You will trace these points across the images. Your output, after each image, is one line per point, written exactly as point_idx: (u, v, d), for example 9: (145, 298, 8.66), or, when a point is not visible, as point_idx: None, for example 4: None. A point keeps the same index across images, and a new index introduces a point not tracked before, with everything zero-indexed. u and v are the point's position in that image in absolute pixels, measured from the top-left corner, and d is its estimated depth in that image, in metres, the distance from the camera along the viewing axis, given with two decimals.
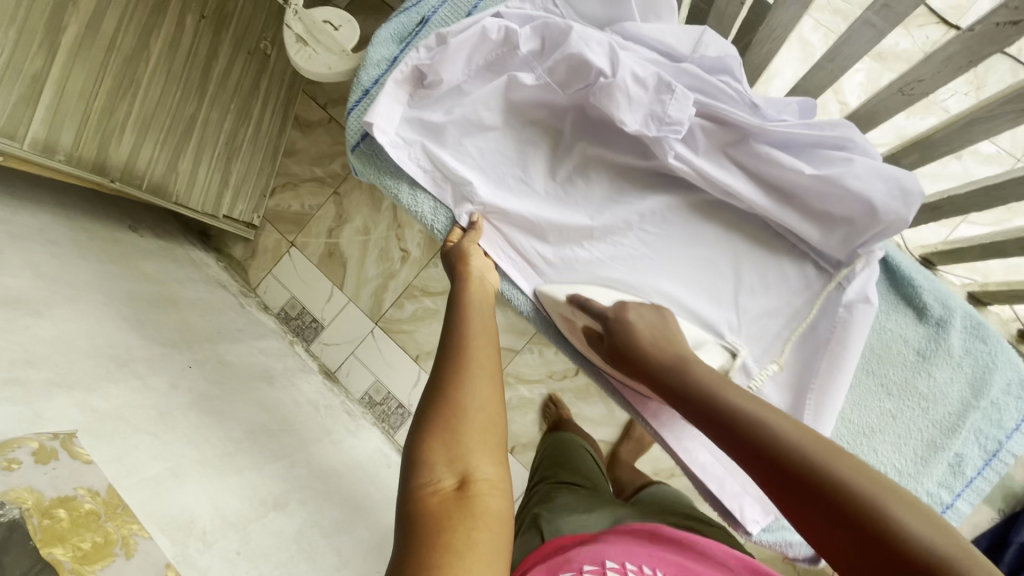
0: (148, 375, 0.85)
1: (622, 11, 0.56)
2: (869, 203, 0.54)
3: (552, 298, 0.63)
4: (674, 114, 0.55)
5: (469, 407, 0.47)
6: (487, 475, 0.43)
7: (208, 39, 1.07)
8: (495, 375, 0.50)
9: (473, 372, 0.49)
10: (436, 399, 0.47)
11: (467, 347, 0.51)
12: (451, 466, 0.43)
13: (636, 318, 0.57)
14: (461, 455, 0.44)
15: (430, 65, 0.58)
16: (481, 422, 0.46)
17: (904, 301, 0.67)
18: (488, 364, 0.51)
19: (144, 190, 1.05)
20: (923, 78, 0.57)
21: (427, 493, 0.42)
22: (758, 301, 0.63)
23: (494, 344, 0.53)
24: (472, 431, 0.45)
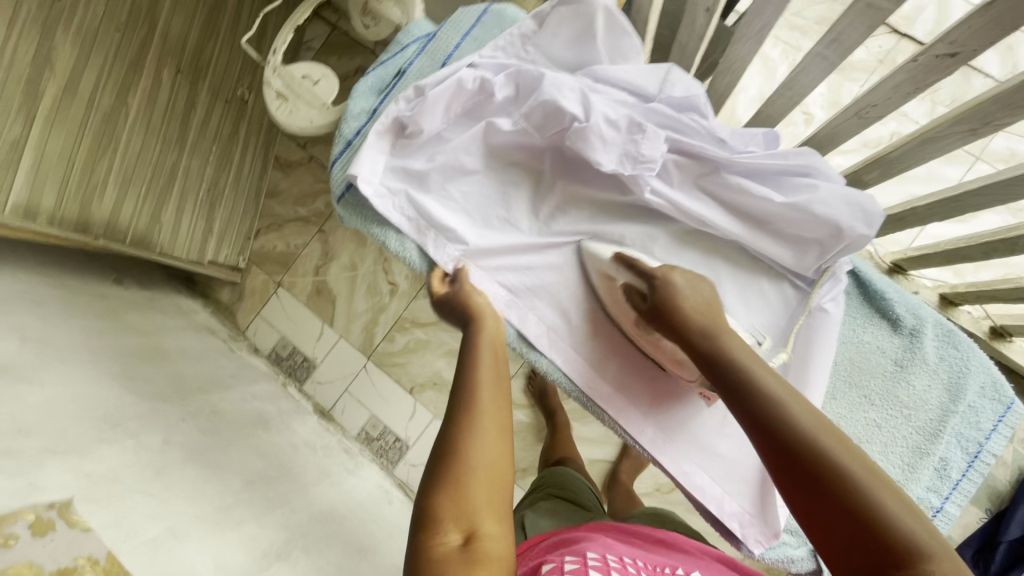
0: (141, 433, 0.84)
1: (591, 56, 0.59)
2: (835, 225, 0.58)
3: (595, 255, 0.64)
4: (648, 152, 0.58)
5: (478, 460, 0.47)
6: (493, 530, 0.44)
7: (186, 91, 1.09)
8: (502, 426, 0.51)
9: (483, 425, 0.49)
10: (445, 452, 0.48)
11: (480, 395, 0.52)
12: (459, 520, 0.44)
13: (680, 280, 0.57)
14: (473, 510, 0.44)
15: (410, 116, 0.59)
16: (490, 479, 0.47)
17: (879, 314, 0.70)
18: (498, 415, 0.51)
19: (129, 244, 1.06)
20: (876, 103, 0.60)
21: (435, 549, 0.42)
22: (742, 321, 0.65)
23: (503, 393, 0.53)
24: (480, 487, 0.46)
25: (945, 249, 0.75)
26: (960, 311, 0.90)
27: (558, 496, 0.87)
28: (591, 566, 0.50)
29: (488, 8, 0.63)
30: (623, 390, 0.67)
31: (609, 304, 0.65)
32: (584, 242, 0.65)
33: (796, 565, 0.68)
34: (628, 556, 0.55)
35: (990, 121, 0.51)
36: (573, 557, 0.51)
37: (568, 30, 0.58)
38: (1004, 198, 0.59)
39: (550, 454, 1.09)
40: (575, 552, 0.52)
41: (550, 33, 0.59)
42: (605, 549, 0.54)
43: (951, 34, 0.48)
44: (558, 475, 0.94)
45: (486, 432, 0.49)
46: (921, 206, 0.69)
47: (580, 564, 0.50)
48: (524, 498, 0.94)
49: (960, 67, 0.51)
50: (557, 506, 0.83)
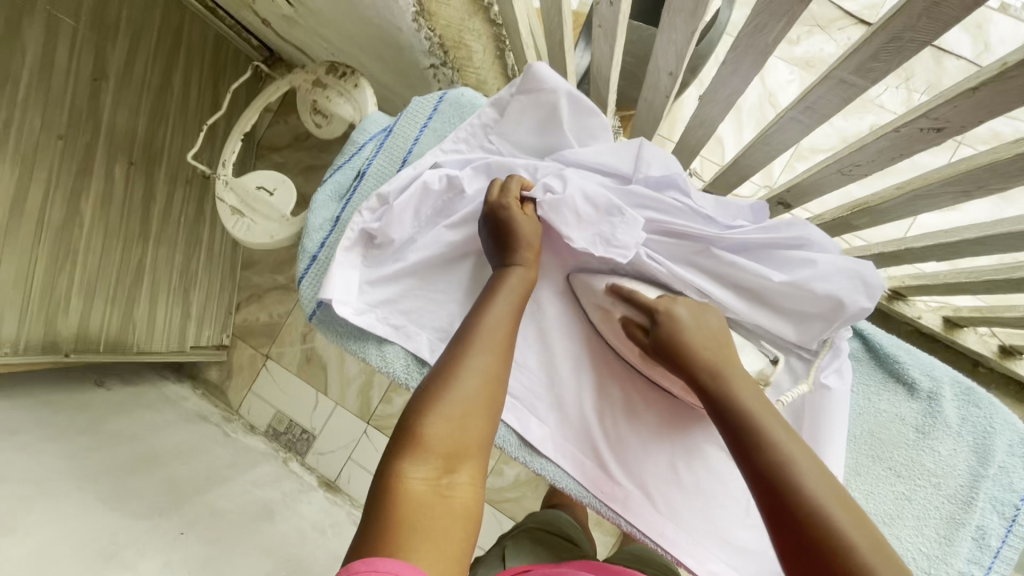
0: (138, 561, 0.80)
1: (557, 139, 0.56)
2: (837, 301, 0.54)
3: (587, 285, 0.57)
4: (623, 237, 0.52)
5: (468, 409, 0.45)
6: (466, 478, 0.42)
7: (143, 183, 1.05)
8: (503, 369, 0.48)
9: (481, 375, 0.46)
10: (436, 393, 0.45)
11: (487, 338, 0.48)
12: (436, 459, 0.42)
13: (685, 313, 0.52)
14: (456, 449, 0.43)
15: (377, 228, 0.56)
16: (479, 421, 0.45)
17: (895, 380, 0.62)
18: (496, 369, 0.48)
19: (103, 350, 1.01)
20: (860, 162, 0.56)
21: (409, 474, 0.41)
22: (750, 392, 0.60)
23: (507, 342, 0.49)
24: (468, 428, 0.44)
25: (945, 281, 0.73)
26: (967, 331, 0.89)
27: (541, 533, 0.78)
28: None
29: (444, 97, 0.60)
30: (637, 485, 0.58)
31: (613, 341, 0.58)
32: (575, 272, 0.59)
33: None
34: None
35: (983, 185, 0.48)
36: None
37: (530, 119, 0.55)
38: (1005, 248, 0.56)
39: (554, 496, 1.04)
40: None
41: (512, 122, 0.55)
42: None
43: (932, 112, 0.44)
44: (549, 515, 0.84)
45: (483, 376, 0.46)
46: (918, 247, 0.67)
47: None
48: (505, 532, 0.83)
49: (946, 139, 0.47)
50: (543, 549, 0.73)
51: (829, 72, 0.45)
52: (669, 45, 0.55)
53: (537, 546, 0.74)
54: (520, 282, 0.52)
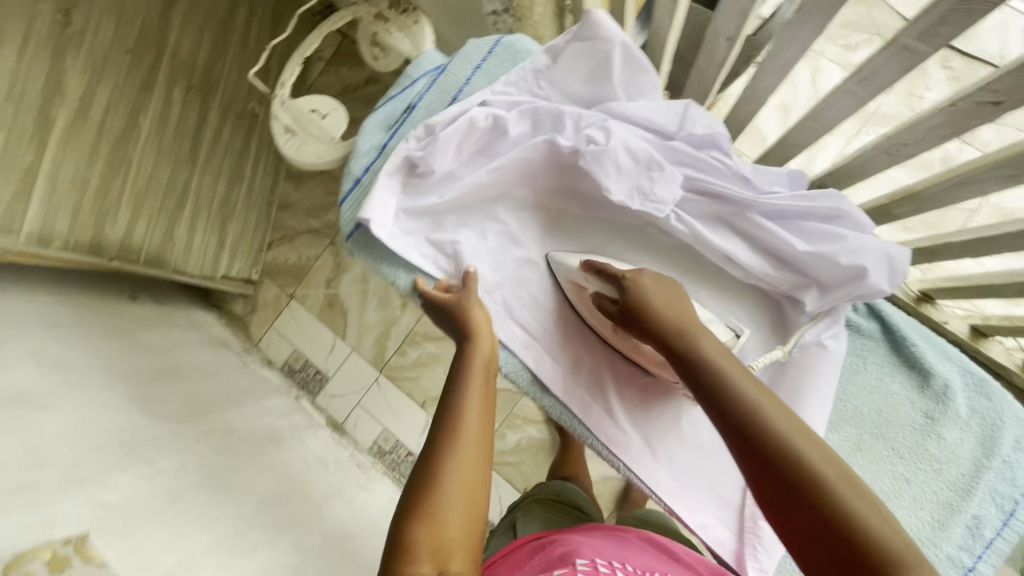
0: (156, 458, 0.85)
1: (606, 90, 0.57)
2: (859, 272, 0.57)
3: (564, 264, 0.61)
4: (661, 192, 0.55)
5: (456, 496, 0.45)
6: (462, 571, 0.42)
7: (197, 109, 1.09)
8: (484, 455, 0.48)
9: (466, 458, 0.47)
10: (424, 487, 0.45)
11: (462, 426, 0.49)
12: (432, 557, 0.42)
13: (651, 284, 0.54)
14: (445, 550, 0.43)
15: (421, 156, 0.57)
16: (466, 516, 0.45)
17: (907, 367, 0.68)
18: (481, 451, 0.49)
19: (142, 264, 1.06)
20: (909, 142, 0.56)
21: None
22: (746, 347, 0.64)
23: (489, 423, 0.51)
24: (458, 523, 0.44)
25: (976, 283, 0.73)
26: (992, 342, 0.87)
27: (551, 501, 0.83)
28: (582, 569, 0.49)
29: (500, 41, 0.61)
30: (642, 435, 0.62)
31: (585, 312, 0.62)
32: (553, 253, 0.63)
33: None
34: (619, 560, 0.53)
35: None
36: (563, 565, 0.50)
37: (583, 67, 0.56)
38: None
39: (559, 465, 1.08)
40: (562, 560, 0.51)
41: (564, 69, 0.56)
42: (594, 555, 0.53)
43: (993, 84, 0.44)
44: (556, 486, 0.89)
45: (465, 461, 0.47)
46: (955, 243, 0.67)
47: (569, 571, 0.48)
48: (516, 503, 0.88)
49: (1003, 114, 0.47)
50: (551, 515, 0.78)
51: (893, 39, 0.46)
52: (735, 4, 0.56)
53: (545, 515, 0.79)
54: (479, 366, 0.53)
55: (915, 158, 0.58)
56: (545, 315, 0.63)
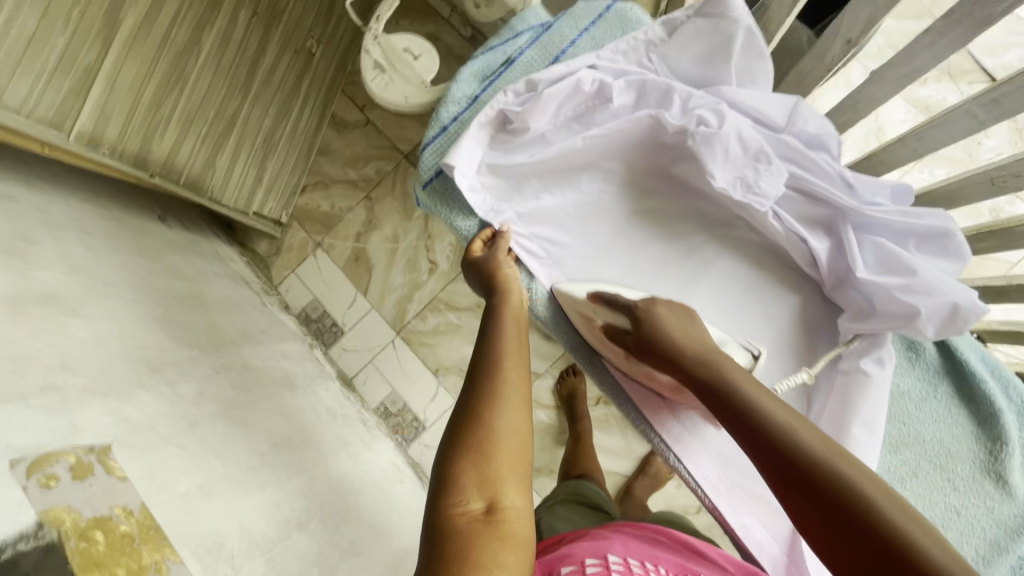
0: (177, 382, 0.84)
1: (719, 75, 0.56)
2: (922, 310, 0.56)
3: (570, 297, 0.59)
4: (765, 186, 0.55)
5: (502, 434, 0.49)
6: (514, 502, 0.46)
7: (259, 36, 1.06)
8: (525, 397, 0.52)
9: (507, 400, 0.51)
10: (471, 425, 0.49)
11: (500, 374, 0.52)
12: (481, 490, 0.45)
13: (665, 313, 0.55)
14: (493, 485, 0.46)
15: (518, 112, 0.55)
16: (511, 457, 0.48)
17: (972, 402, 0.70)
18: (518, 395, 0.52)
19: (182, 185, 1.04)
20: (1021, 173, 0.55)
21: (455, 514, 0.44)
22: (776, 355, 0.63)
23: (525, 369, 0.54)
24: (503, 461, 0.47)
25: None
26: None
27: (572, 502, 0.91)
28: (611, 566, 0.54)
29: (612, 7, 0.59)
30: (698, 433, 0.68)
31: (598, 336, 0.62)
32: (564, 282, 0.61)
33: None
34: (650, 560, 0.58)
35: None
36: (596, 559, 0.56)
37: (700, 46, 0.54)
38: None
39: (573, 460, 1.10)
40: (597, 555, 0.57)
41: (680, 45, 0.55)
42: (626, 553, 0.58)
43: None
44: (576, 486, 0.98)
45: (509, 406, 0.50)
46: None
47: (603, 567, 0.54)
48: (539, 502, 0.97)
49: None
50: (575, 514, 0.87)
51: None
52: (865, 6, 0.55)
53: (572, 517, 0.86)
54: (507, 322, 0.56)
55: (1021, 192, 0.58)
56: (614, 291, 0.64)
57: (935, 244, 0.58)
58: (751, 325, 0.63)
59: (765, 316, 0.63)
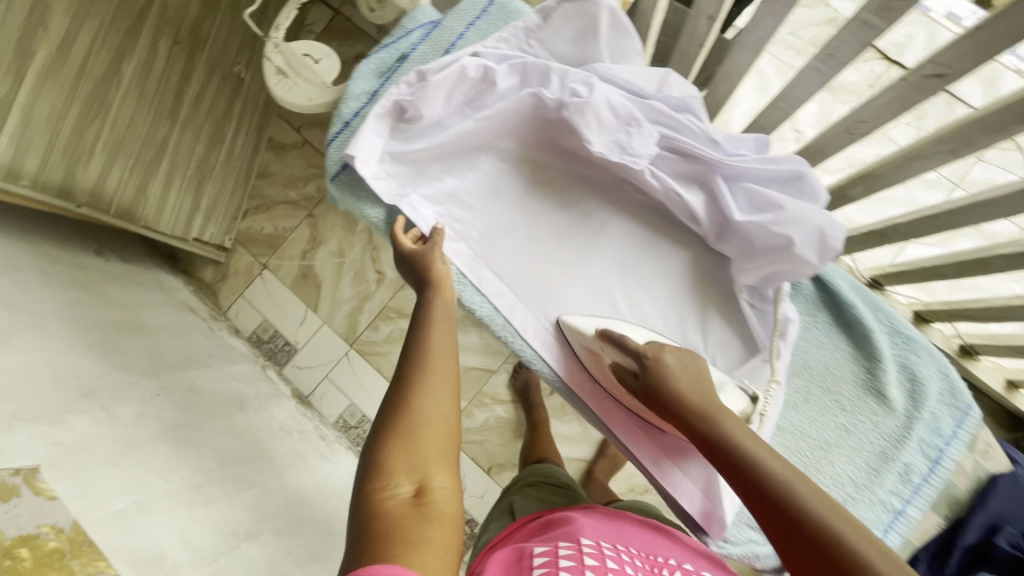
0: (114, 406, 0.83)
1: (592, 53, 0.60)
2: (788, 239, 0.61)
3: (580, 331, 0.64)
4: (638, 146, 0.60)
5: (427, 419, 0.51)
6: (442, 483, 0.48)
7: (182, 64, 1.08)
8: (452, 384, 0.54)
9: (433, 387, 0.53)
10: (396, 414, 0.51)
11: (426, 364, 0.54)
12: (409, 474, 0.47)
13: (672, 360, 0.57)
14: (421, 468, 0.48)
15: (410, 101, 0.59)
16: (436, 439, 0.50)
17: (847, 325, 0.75)
18: (445, 382, 0.54)
19: (112, 215, 1.04)
20: (865, 119, 0.62)
21: (384, 497, 0.46)
22: (667, 302, 0.68)
23: (452, 356, 0.56)
24: (429, 444, 0.49)
25: (924, 265, 0.82)
26: (933, 329, 0.98)
27: (543, 482, 0.91)
28: (584, 548, 0.57)
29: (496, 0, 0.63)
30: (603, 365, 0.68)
31: (597, 365, 0.65)
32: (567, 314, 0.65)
33: (761, 560, 0.68)
34: (620, 543, 0.61)
35: (971, 141, 0.55)
36: (569, 543, 0.57)
37: (571, 27, 0.59)
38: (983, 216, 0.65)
39: (530, 448, 1.11)
40: (569, 538, 0.59)
41: (554, 30, 0.60)
42: (598, 537, 0.60)
43: (939, 57, 0.50)
44: (545, 470, 0.96)
45: (434, 394, 0.52)
46: (904, 222, 0.76)
47: (575, 549, 0.56)
48: (509, 486, 0.96)
49: (947, 88, 0.52)
50: (545, 494, 0.86)
51: (855, 15, 0.54)
52: None
53: (541, 495, 0.86)
54: (438, 314, 0.58)
55: (870, 136, 0.65)
56: (519, 263, 0.67)
57: (793, 187, 0.63)
58: (645, 279, 0.68)
59: (658, 270, 0.68)
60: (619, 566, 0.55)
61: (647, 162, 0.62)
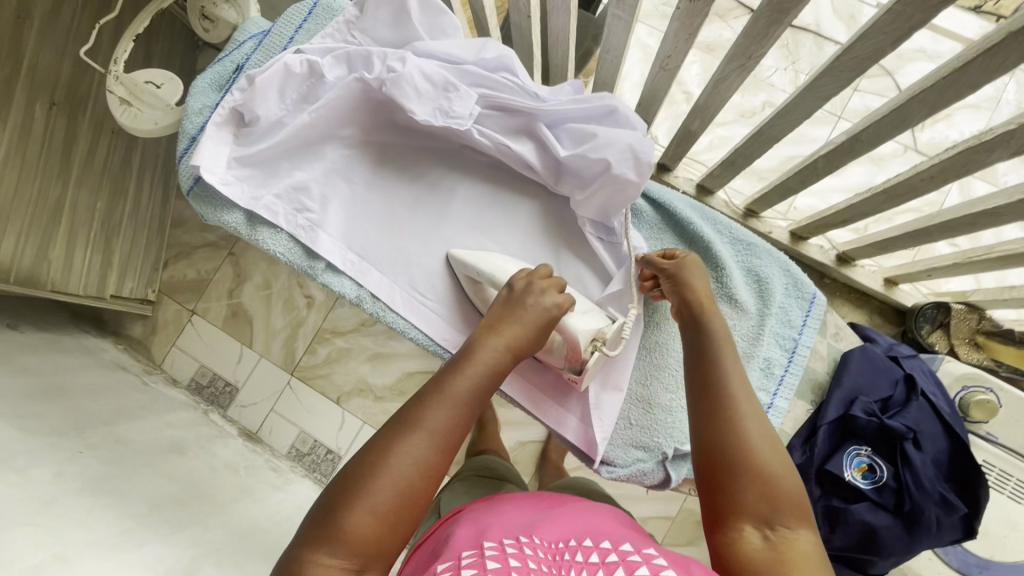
0: (29, 468, 0.81)
1: (410, 32, 0.66)
2: (607, 160, 0.66)
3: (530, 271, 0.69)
4: (459, 109, 0.66)
5: (398, 483, 0.46)
6: (381, 552, 0.45)
7: (65, 124, 1.07)
8: (448, 452, 0.49)
9: (422, 446, 0.48)
10: (375, 464, 0.47)
11: (429, 424, 0.49)
12: (353, 541, 0.44)
13: (692, 274, 0.66)
14: (412, 495, 0.47)
15: (243, 104, 0.64)
16: (398, 508, 0.46)
17: (691, 240, 0.79)
18: (445, 445, 0.49)
19: (14, 283, 1.02)
20: (670, 54, 0.70)
21: (322, 557, 0.44)
22: (516, 247, 0.75)
23: (466, 419, 0.51)
24: (386, 514, 0.45)
25: (775, 184, 0.93)
26: (811, 244, 1.11)
27: (477, 475, 0.89)
28: (487, 551, 0.47)
29: (317, 3, 0.70)
30: None
31: (479, 304, 0.71)
32: (452, 251, 0.72)
33: (649, 476, 0.76)
34: (535, 530, 0.51)
35: (751, 55, 0.62)
36: (470, 551, 0.48)
37: (386, 12, 0.65)
38: (788, 125, 0.75)
39: (476, 440, 1.12)
40: (472, 545, 0.49)
41: (371, 17, 0.65)
42: (507, 533, 0.51)
43: None
44: (485, 461, 0.95)
45: (419, 457, 0.47)
46: (740, 147, 0.86)
47: (477, 556, 0.46)
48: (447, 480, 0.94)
49: (708, 9, 0.58)
50: (477, 486, 0.84)
51: None
52: None
53: (471, 486, 0.84)
54: (494, 351, 0.55)
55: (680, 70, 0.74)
56: (379, 240, 0.74)
57: (610, 121, 0.69)
58: (493, 231, 0.75)
59: (507, 223, 0.76)
60: (526, 563, 0.45)
61: (471, 121, 0.67)
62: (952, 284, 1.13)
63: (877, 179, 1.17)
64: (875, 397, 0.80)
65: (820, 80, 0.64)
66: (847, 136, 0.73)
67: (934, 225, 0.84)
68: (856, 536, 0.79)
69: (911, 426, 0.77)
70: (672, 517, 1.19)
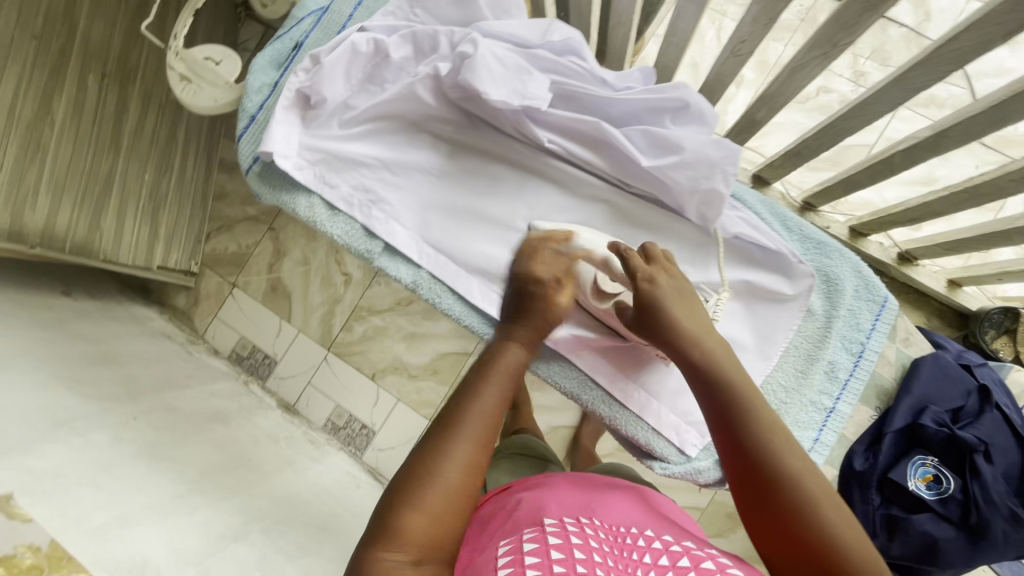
0: (89, 431, 0.85)
1: (476, 13, 0.67)
2: (689, 161, 0.66)
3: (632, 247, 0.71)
4: (533, 91, 0.64)
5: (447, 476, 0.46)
6: (439, 550, 0.44)
7: (116, 97, 1.08)
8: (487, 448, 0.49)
9: (467, 442, 0.48)
10: (421, 461, 0.46)
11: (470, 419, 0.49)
12: (411, 537, 0.43)
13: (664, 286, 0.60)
14: (460, 493, 0.46)
15: (311, 86, 0.66)
16: (449, 504, 0.45)
17: None
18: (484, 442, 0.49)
19: (68, 252, 1.05)
20: (745, 39, 0.66)
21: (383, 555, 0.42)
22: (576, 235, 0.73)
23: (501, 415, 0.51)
24: (441, 508, 0.44)
25: (840, 178, 0.89)
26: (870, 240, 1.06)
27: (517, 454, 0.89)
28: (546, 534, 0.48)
29: None
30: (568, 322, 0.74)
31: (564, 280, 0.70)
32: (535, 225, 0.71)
33: (702, 475, 0.76)
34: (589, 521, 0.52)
35: (836, 42, 0.59)
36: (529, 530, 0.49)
37: None
38: (863, 119, 0.72)
39: (512, 424, 1.13)
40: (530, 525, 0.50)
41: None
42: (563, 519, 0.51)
43: None
44: (525, 439, 0.94)
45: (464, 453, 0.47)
46: (808, 139, 0.83)
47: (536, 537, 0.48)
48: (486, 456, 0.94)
49: None
50: (516, 467, 0.85)
51: None
52: None
53: (513, 469, 0.85)
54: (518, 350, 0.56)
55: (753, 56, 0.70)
56: (439, 225, 0.73)
57: (683, 116, 0.68)
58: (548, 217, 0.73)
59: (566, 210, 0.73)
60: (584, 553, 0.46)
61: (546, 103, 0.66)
62: (1015, 288, 1.08)
63: (940, 173, 1.12)
64: (946, 407, 0.78)
65: (909, 72, 0.60)
66: (930, 131, 0.70)
67: (1013, 228, 0.80)
68: (916, 547, 0.77)
69: (984, 438, 0.75)
70: (703, 509, 1.19)
